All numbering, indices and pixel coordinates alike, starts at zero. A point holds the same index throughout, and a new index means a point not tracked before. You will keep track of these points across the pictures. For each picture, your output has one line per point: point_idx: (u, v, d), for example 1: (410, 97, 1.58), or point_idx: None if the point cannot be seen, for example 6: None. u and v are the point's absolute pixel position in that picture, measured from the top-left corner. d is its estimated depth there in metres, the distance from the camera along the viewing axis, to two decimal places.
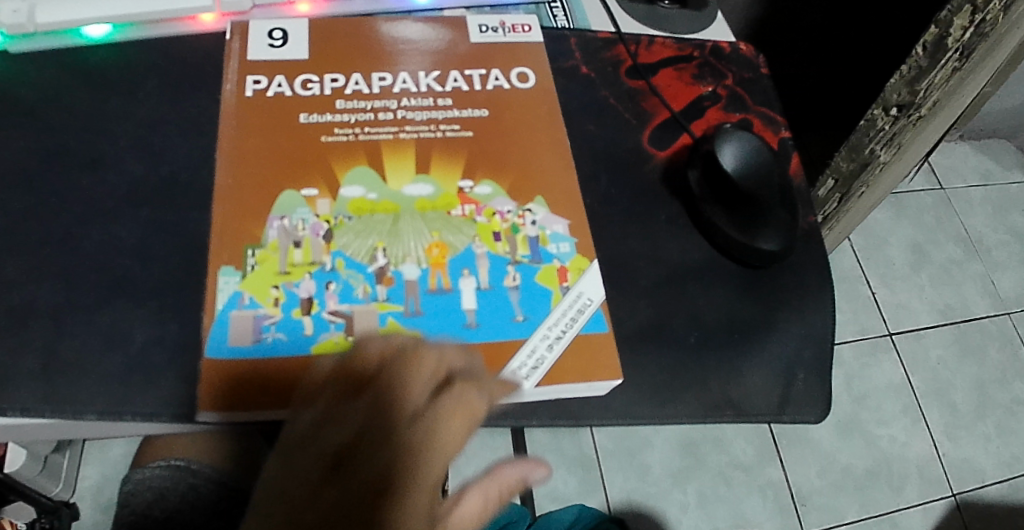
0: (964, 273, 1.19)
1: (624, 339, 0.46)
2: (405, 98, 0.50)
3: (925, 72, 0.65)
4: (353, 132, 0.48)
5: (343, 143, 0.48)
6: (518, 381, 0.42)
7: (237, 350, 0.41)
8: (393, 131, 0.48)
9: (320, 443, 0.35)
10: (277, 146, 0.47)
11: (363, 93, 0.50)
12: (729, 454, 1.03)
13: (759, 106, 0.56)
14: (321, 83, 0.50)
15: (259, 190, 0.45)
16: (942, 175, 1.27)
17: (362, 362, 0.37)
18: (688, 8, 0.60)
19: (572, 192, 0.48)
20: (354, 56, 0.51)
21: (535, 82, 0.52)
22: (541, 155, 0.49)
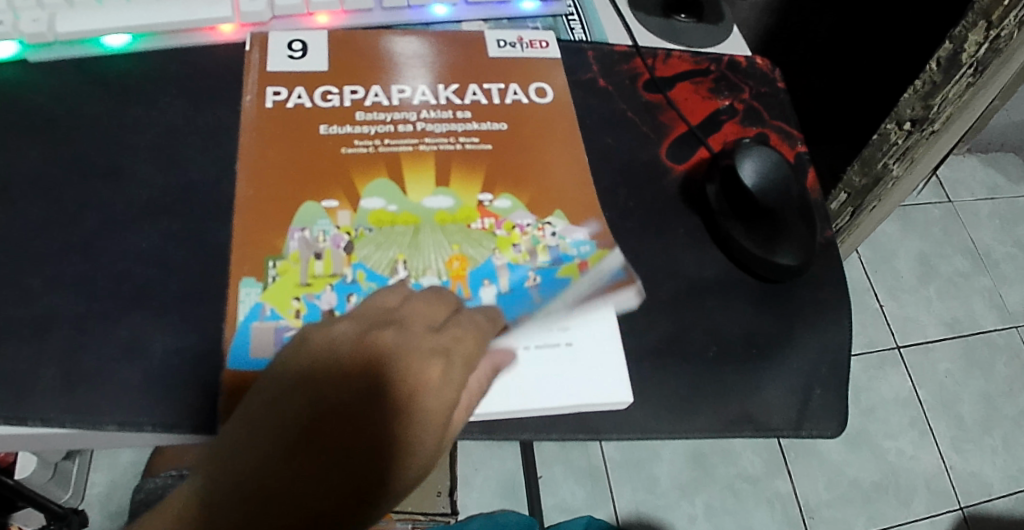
0: (972, 286, 1.19)
1: (643, 352, 0.46)
2: (424, 110, 0.50)
3: (939, 87, 0.65)
4: (373, 143, 0.48)
5: (363, 155, 0.48)
6: (557, 350, 0.43)
7: (259, 361, 0.41)
8: (413, 143, 0.49)
9: (337, 362, 0.37)
10: (297, 157, 0.47)
11: (382, 104, 0.50)
12: (738, 466, 1.03)
13: (776, 120, 0.56)
14: (340, 95, 0.50)
15: (280, 202, 0.46)
16: (949, 188, 1.27)
17: (381, 301, 0.39)
18: (704, 22, 0.60)
19: (590, 208, 0.49)
20: (374, 68, 0.52)
21: (553, 97, 0.52)
22: (560, 168, 0.49)
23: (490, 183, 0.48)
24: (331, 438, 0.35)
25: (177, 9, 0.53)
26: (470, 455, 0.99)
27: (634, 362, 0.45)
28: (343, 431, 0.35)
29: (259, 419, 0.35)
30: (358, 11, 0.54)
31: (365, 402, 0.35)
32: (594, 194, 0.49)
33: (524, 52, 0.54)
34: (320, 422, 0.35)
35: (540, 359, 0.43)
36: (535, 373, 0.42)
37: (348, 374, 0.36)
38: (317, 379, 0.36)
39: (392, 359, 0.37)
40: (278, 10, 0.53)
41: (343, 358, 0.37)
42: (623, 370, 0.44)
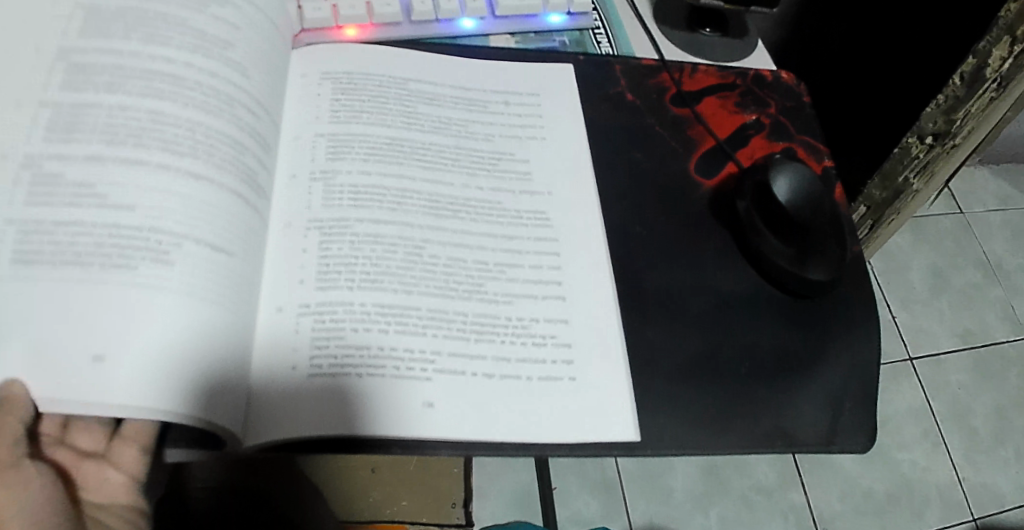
0: (985, 298, 1.19)
1: (676, 369, 0.46)
2: (434, 119, 0.49)
3: (962, 102, 0.64)
4: (382, 144, 0.47)
5: (364, 158, 0.46)
6: (563, 380, 0.43)
7: (273, 376, 0.40)
8: (425, 151, 0.48)
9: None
10: (314, 158, 0.46)
11: (402, 115, 0.49)
12: (751, 478, 1.02)
13: (802, 134, 0.56)
14: (363, 100, 0.49)
15: (288, 203, 0.45)
16: (961, 199, 1.28)
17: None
18: (729, 36, 0.60)
19: (596, 231, 0.49)
20: (390, 79, 0.50)
21: (563, 119, 0.52)
22: (564, 189, 0.49)
23: (502, 209, 0.47)
24: None
25: None
26: (484, 467, 0.99)
27: (666, 377, 0.45)
28: None
29: None
30: (388, 24, 0.54)
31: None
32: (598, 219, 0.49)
33: (546, 77, 0.54)
34: None
35: (546, 389, 0.42)
36: (538, 404, 0.42)
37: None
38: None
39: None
40: (308, 23, 0.53)
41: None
42: (628, 404, 0.44)
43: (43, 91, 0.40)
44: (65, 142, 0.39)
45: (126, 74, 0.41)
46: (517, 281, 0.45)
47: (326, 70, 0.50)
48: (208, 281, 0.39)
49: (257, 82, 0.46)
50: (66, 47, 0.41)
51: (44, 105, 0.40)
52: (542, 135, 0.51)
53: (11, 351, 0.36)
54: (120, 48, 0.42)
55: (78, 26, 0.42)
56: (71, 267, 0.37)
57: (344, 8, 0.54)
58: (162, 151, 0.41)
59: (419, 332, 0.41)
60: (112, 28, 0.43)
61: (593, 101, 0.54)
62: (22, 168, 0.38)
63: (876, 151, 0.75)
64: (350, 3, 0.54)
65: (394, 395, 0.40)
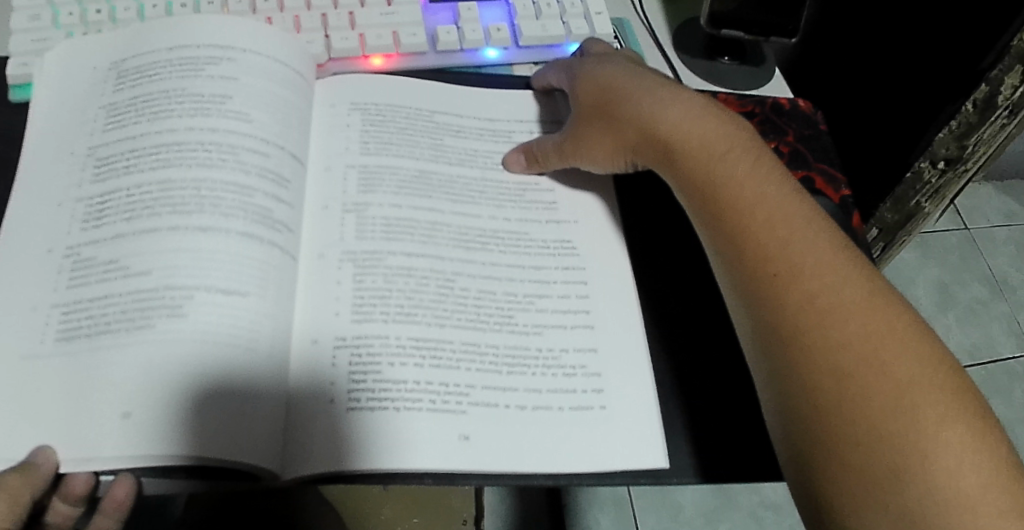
0: (990, 313, 1.20)
1: (702, 396, 0.46)
2: (462, 149, 0.51)
3: (974, 128, 0.65)
4: (410, 171, 0.48)
5: (393, 189, 0.47)
6: (592, 408, 0.43)
7: (311, 404, 0.41)
8: (453, 176, 0.49)
9: None
10: (346, 190, 0.47)
11: (432, 146, 0.50)
12: (760, 494, 1.03)
13: (820, 163, 0.57)
14: (391, 129, 0.50)
15: (318, 231, 0.46)
16: (966, 215, 1.29)
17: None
18: (748, 64, 0.61)
19: (620, 260, 0.49)
20: (418, 110, 0.51)
21: None
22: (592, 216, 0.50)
23: (530, 239, 0.48)
24: None
25: None
26: None
27: (690, 403, 0.46)
28: None
29: None
30: (413, 54, 0.56)
31: None
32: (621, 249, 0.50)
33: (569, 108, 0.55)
34: None
35: (578, 419, 0.43)
36: (570, 433, 0.42)
37: None
38: None
39: None
40: (336, 53, 0.54)
41: None
42: (659, 431, 0.43)
43: (79, 189, 0.44)
44: (96, 228, 0.43)
45: (140, 153, 0.44)
46: (546, 311, 0.46)
47: (354, 101, 0.51)
48: (225, 325, 0.40)
49: (263, 124, 0.46)
50: (94, 144, 0.46)
51: (80, 201, 0.44)
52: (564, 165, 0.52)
53: (57, 422, 0.39)
54: (134, 132, 0.45)
55: (104, 120, 0.46)
56: (106, 336, 0.40)
57: (371, 37, 0.55)
58: (173, 215, 0.42)
59: (453, 366, 0.42)
60: (127, 115, 0.46)
61: None
62: (66, 256, 0.42)
63: (887, 176, 0.76)
64: (376, 33, 0.55)
65: (429, 428, 0.41)
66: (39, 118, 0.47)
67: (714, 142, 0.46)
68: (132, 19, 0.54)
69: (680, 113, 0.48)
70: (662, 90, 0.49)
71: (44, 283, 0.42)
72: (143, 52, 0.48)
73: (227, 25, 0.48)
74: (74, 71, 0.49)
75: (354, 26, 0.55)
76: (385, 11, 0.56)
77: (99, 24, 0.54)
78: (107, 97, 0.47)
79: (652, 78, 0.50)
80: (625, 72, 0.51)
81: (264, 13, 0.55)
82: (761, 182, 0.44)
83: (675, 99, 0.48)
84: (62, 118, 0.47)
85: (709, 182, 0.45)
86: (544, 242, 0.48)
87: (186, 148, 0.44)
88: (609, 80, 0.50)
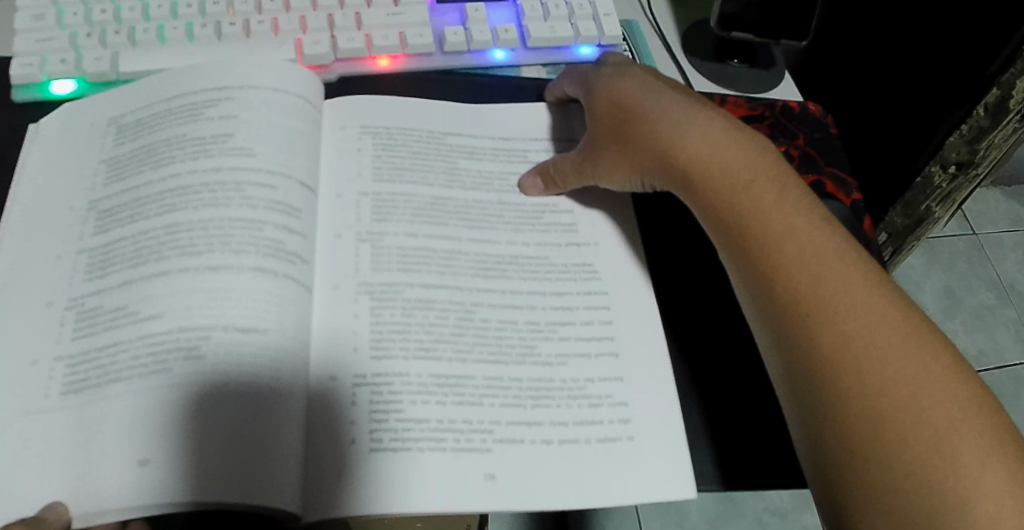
0: (998, 319, 1.19)
1: (712, 404, 0.46)
2: (475, 167, 0.50)
3: (986, 131, 0.65)
4: (426, 199, 0.48)
5: (410, 210, 0.47)
6: (621, 438, 0.42)
7: (332, 441, 0.41)
8: (464, 193, 0.49)
9: None
10: (359, 218, 0.47)
11: (446, 172, 0.50)
12: (766, 500, 1.02)
13: (831, 166, 0.57)
14: (403, 152, 0.50)
15: (334, 251, 0.46)
16: (974, 220, 1.28)
17: None
18: (758, 67, 0.61)
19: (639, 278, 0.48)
20: (429, 134, 0.51)
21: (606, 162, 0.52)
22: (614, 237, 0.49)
23: (550, 265, 0.47)
24: None
25: (237, 50, 0.54)
26: None
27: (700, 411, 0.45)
28: None
29: None
30: (419, 55, 0.56)
31: None
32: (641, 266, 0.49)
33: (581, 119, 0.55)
34: None
35: (606, 451, 0.42)
36: (598, 467, 0.42)
37: None
38: None
39: None
40: (342, 54, 0.54)
41: None
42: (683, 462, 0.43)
43: (80, 241, 0.45)
44: (102, 279, 0.43)
45: (144, 203, 0.45)
46: (569, 342, 0.45)
47: (364, 125, 0.51)
48: (240, 362, 0.40)
49: (267, 155, 0.46)
50: (96, 198, 0.47)
51: (81, 252, 0.45)
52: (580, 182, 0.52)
53: (62, 474, 0.39)
54: (138, 183, 0.46)
55: (105, 174, 0.47)
56: (115, 384, 0.40)
57: (378, 38, 0.55)
58: (181, 257, 0.42)
59: (476, 402, 0.42)
60: (130, 168, 0.47)
61: None
62: (68, 308, 0.43)
63: (895, 181, 0.75)
64: (383, 33, 0.55)
65: (456, 467, 0.40)
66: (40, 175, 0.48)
67: (740, 168, 0.46)
68: (137, 20, 0.54)
69: (706, 140, 0.47)
70: (681, 113, 0.48)
71: (47, 334, 0.42)
72: (143, 106, 0.49)
73: (224, 66, 0.49)
74: (76, 124, 0.50)
75: (360, 26, 0.55)
76: (392, 12, 0.55)
77: (104, 25, 0.54)
78: (107, 152, 0.48)
79: (667, 99, 0.49)
80: (641, 94, 0.49)
81: (270, 14, 0.55)
82: (789, 210, 0.44)
83: (696, 123, 0.48)
84: (64, 171, 0.48)
85: (736, 214, 0.44)
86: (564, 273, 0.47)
87: (189, 192, 0.44)
88: (626, 106, 0.49)
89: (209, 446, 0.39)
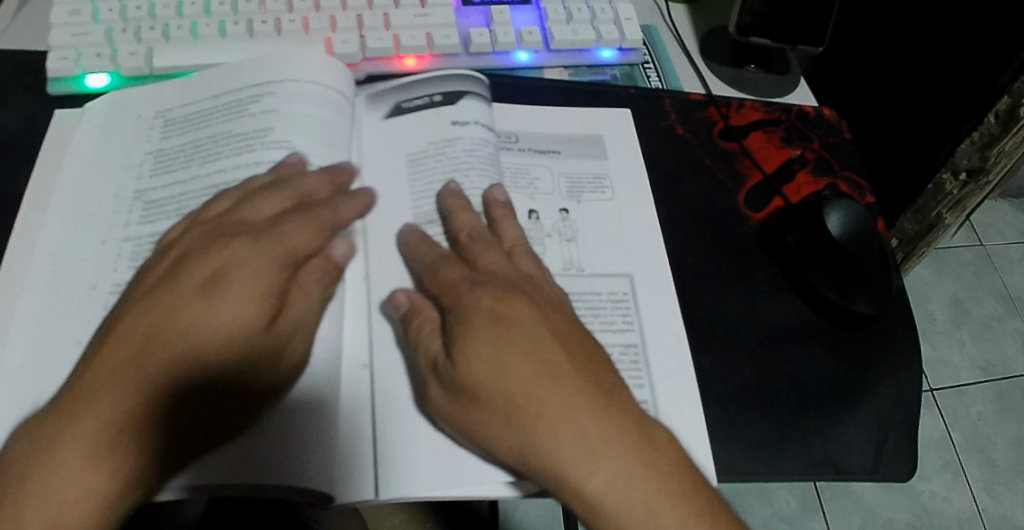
0: (1004, 329, 1.20)
1: (730, 397, 0.47)
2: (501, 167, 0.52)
3: (996, 139, 0.66)
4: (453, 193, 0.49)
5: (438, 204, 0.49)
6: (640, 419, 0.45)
7: (361, 425, 0.42)
8: None
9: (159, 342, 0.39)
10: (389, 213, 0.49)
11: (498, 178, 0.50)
12: (773, 506, 1.02)
13: (845, 170, 0.58)
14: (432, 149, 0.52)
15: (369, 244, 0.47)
16: (981, 232, 1.29)
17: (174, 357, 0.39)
18: (773, 73, 0.62)
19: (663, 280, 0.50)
20: None
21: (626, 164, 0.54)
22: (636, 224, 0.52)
23: (576, 248, 0.50)
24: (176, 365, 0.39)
25: (268, 47, 0.55)
26: None
27: (719, 403, 0.47)
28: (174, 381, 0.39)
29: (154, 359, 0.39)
30: (445, 56, 0.57)
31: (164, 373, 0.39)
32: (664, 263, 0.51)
33: (607, 121, 0.56)
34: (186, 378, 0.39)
35: None
36: None
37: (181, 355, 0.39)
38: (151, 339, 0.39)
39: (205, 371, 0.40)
40: (370, 53, 0.56)
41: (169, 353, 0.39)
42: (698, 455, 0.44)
43: (126, 229, 0.47)
44: None
45: (190, 199, 0.47)
46: (595, 332, 0.47)
47: (410, 151, 0.51)
48: None
49: (303, 146, 0.48)
50: (141, 189, 0.49)
51: (127, 241, 0.47)
52: (610, 193, 0.53)
53: None
54: (185, 177, 0.48)
55: (151, 166, 0.50)
56: None
57: (405, 38, 0.56)
58: None
59: None
60: (176, 162, 0.49)
61: (644, 134, 0.57)
62: (112, 293, 0.45)
63: (907, 188, 0.77)
64: (411, 34, 0.56)
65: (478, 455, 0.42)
66: (85, 164, 0.50)
67: (590, 470, 0.37)
68: (171, 16, 0.55)
69: (546, 429, 0.38)
70: (502, 395, 0.38)
71: (90, 318, 0.44)
72: (188, 103, 0.52)
73: (268, 64, 0.51)
74: (118, 116, 0.52)
75: (388, 26, 0.56)
76: (419, 13, 0.57)
77: (139, 21, 0.55)
78: (154, 144, 0.50)
79: (521, 346, 0.39)
80: (482, 330, 0.40)
81: (300, 13, 0.56)
82: (647, 492, 0.37)
83: (530, 408, 0.38)
84: (104, 162, 0.50)
85: (569, 495, 0.38)
86: (593, 278, 0.49)
87: (234, 186, 0.47)
88: (456, 348, 0.40)
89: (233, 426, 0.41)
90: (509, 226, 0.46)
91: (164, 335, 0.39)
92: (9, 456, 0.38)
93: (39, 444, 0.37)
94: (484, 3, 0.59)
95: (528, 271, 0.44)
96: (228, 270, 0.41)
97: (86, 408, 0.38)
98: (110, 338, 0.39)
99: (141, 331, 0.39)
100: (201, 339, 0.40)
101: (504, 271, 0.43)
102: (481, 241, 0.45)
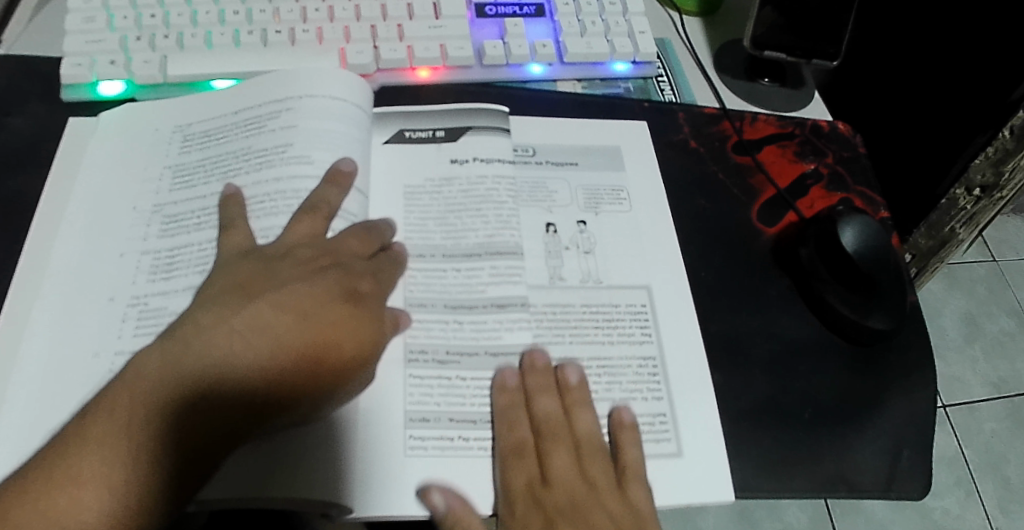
0: (1018, 346, 1.18)
1: (743, 413, 0.46)
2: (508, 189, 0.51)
3: (1011, 155, 0.65)
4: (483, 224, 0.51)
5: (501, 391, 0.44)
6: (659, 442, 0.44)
7: (373, 440, 0.42)
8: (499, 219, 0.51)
9: (248, 355, 0.39)
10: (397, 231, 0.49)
11: (499, 218, 0.50)
12: (784, 522, 1.01)
13: (860, 185, 0.57)
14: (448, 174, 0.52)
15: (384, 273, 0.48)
16: (994, 248, 1.28)
17: (263, 376, 0.39)
18: (787, 86, 0.62)
19: (676, 295, 0.50)
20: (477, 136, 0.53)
21: (640, 179, 0.54)
22: (648, 238, 0.52)
23: (592, 262, 0.50)
24: (264, 385, 0.39)
25: (283, 57, 0.55)
26: None
27: (733, 417, 0.46)
28: (261, 396, 0.39)
29: (246, 368, 0.39)
30: (459, 67, 0.57)
31: (250, 384, 0.39)
32: (677, 276, 0.50)
33: (621, 133, 0.56)
34: (276, 395, 0.40)
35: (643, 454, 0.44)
36: None
37: (273, 373, 0.40)
38: (248, 342, 0.40)
39: (284, 397, 0.40)
40: (384, 64, 0.56)
41: (261, 365, 0.39)
42: (712, 469, 0.44)
43: (145, 242, 0.47)
44: (166, 280, 0.45)
45: (210, 213, 0.48)
46: (614, 345, 0.47)
47: (408, 184, 0.51)
48: None
49: (323, 161, 0.49)
50: (160, 202, 0.49)
51: (145, 253, 0.47)
52: (628, 205, 0.53)
53: None
54: (205, 192, 0.49)
55: (170, 180, 0.50)
56: None
57: (419, 50, 0.56)
58: None
59: None
60: (195, 176, 0.49)
61: (658, 148, 0.57)
62: (129, 305, 0.45)
63: (919, 204, 0.76)
64: (425, 45, 0.56)
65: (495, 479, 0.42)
66: (101, 177, 0.50)
67: None
68: (186, 25, 0.56)
69: None
70: None
71: (108, 329, 0.44)
72: (208, 118, 0.52)
73: (287, 80, 0.52)
74: (136, 129, 0.52)
75: (402, 38, 0.57)
76: (433, 24, 0.57)
77: (153, 29, 0.55)
78: (172, 158, 0.51)
79: None
80: None
81: (315, 23, 0.57)
82: None
83: None
84: (123, 173, 0.50)
85: None
86: (611, 290, 0.49)
87: (253, 202, 0.47)
88: None
89: (270, 448, 0.41)
90: (584, 418, 0.44)
91: (307, 333, 0.41)
92: (136, 377, 0.38)
93: (169, 387, 0.38)
94: (497, 15, 0.59)
95: (590, 479, 0.42)
96: (363, 295, 0.44)
97: (231, 372, 0.39)
98: (259, 307, 0.41)
99: (233, 333, 0.40)
100: (339, 348, 0.41)
101: (569, 496, 0.42)
102: (552, 433, 0.43)
